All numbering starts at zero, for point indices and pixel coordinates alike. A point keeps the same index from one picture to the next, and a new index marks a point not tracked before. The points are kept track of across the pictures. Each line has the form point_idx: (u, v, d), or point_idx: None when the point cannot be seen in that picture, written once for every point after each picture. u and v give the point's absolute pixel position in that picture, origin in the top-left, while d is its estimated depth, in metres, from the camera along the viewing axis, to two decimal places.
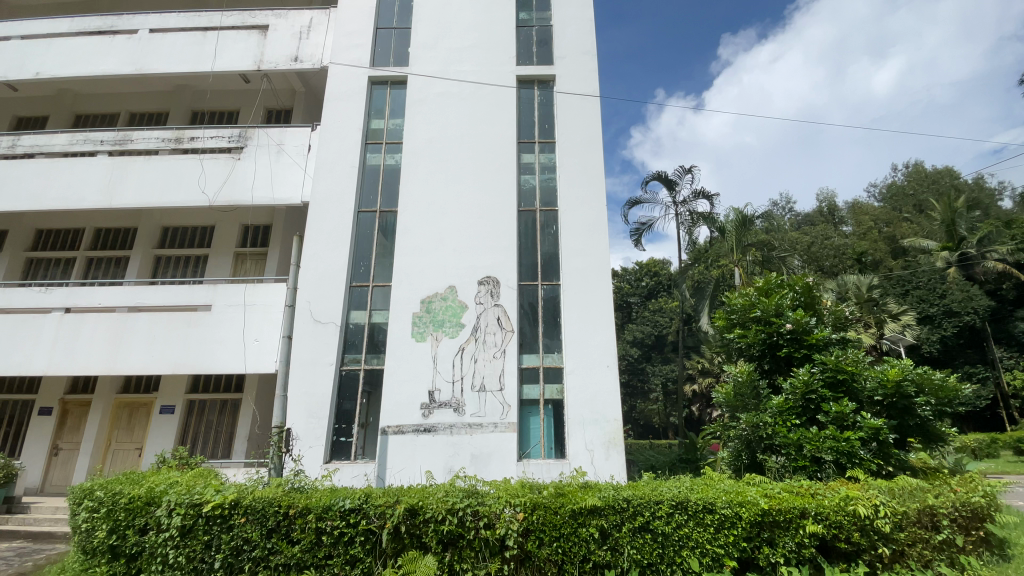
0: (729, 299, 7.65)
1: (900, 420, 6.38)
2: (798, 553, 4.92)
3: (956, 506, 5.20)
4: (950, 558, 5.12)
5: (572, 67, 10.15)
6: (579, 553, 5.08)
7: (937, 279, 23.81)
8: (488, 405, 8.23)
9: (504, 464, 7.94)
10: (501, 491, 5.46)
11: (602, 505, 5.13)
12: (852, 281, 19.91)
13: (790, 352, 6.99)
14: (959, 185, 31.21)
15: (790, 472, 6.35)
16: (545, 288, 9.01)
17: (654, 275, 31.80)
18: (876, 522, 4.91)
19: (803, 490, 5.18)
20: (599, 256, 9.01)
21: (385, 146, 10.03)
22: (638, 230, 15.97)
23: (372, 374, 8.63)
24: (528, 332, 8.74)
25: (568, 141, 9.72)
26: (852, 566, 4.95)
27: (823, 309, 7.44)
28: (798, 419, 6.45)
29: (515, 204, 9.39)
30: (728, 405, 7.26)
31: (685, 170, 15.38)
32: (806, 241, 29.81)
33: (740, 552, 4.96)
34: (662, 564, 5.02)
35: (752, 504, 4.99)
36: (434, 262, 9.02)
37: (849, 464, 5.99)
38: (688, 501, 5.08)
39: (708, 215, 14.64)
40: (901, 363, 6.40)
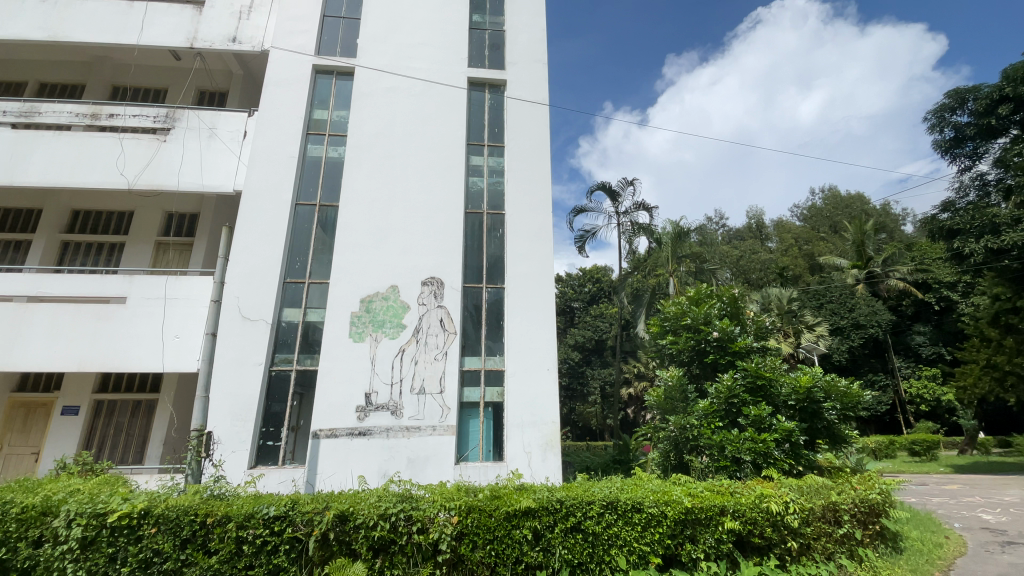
0: (663, 307, 8.04)
1: (811, 424, 6.92)
2: (717, 549, 5.19)
3: (855, 502, 5.71)
4: (849, 551, 5.59)
5: (522, 74, 10.27)
6: (512, 555, 5.10)
7: (848, 294, 26.21)
8: (426, 408, 8.11)
9: (441, 467, 7.84)
10: (435, 494, 5.39)
11: (535, 506, 5.20)
12: (774, 294, 21.69)
13: (716, 359, 7.42)
14: (868, 210, 34.35)
15: (712, 471, 6.73)
16: (489, 291, 9.02)
17: (596, 281, 32.72)
18: (786, 518, 5.25)
19: (723, 489, 5.50)
20: (543, 262, 9.13)
21: (329, 138, 9.69)
22: (582, 238, 16.34)
23: (304, 375, 8.27)
24: (470, 334, 8.71)
25: (516, 146, 9.82)
26: (764, 559, 5.28)
27: (747, 320, 7.94)
28: (721, 422, 6.84)
29: (462, 206, 9.34)
30: (659, 408, 7.68)
31: (628, 182, 15.90)
32: (735, 255, 31.78)
33: (664, 549, 5.17)
34: (591, 563, 5.13)
35: (676, 503, 5.22)
36: (375, 260, 8.79)
37: (764, 463, 6.42)
38: (617, 501, 5.23)
39: (647, 227, 15.32)
40: (812, 371, 6.95)
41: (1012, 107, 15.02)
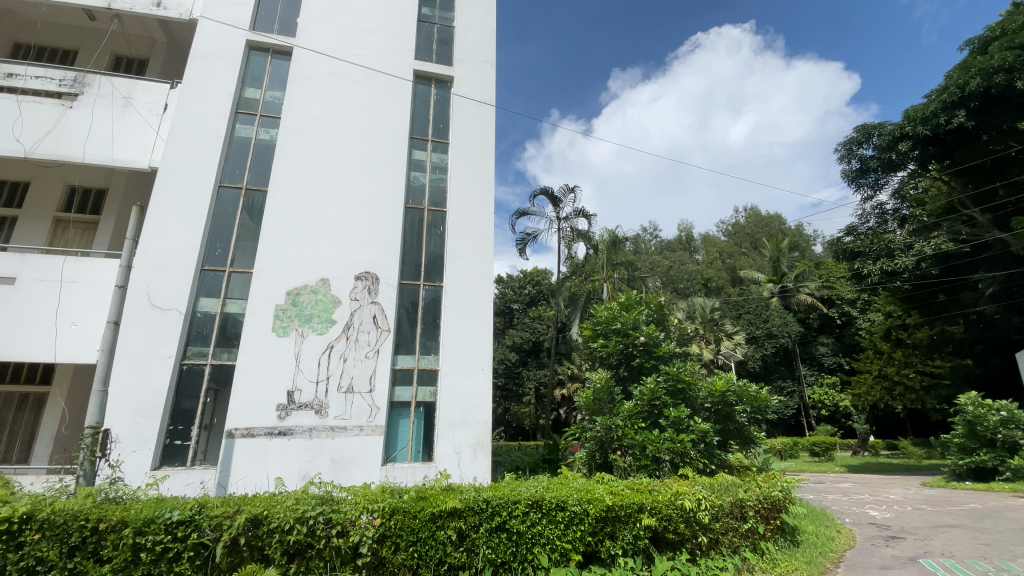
0: (595, 311, 8.34)
1: (723, 425, 7.42)
2: (634, 545, 5.38)
3: (759, 499, 6.16)
4: (753, 543, 6.02)
5: (470, 72, 10.22)
6: (435, 556, 5.02)
7: (763, 306, 28.53)
8: (354, 407, 7.84)
9: (366, 468, 7.60)
10: (358, 496, 5.21)
11: (461, 507, 5.16)
12: (699, 303, 23.01)
13: (642, 362, 7.78)
14: (784, 230, 37.40)
15: (633, 470, 7.02)
16: (426, 289, 8.87)
17: (536, 284, 33.16)
18: (698, 514, 5.55)
19: (643, 488, 5.73)
20: (483, 262, 9.13)
21: (260, 119, 9.14)
22: (523, 240, 16.52)
23: (221, 370, 7.74)
24: (404, 332, 8.53)
25: (461, 144, 9.76)
26: (677, 553, 5.55)
27: (671, 326, 8.38)
28: (644, 423, 7.16)
29: (402, 200, 9.13)
30: (587, 408, 7.91)
31: (569, 188, 16.27)
32: (666, 265, 33.45)
33: (585, 546, 5.28)
34: (514, 562, 5.17)
35: (598, 501, 5.36)
36: (306, 251, 8.40)
37: (681, 462, 6.78)
38: (542, 500, 5.30)
39: (585, 233, 15.78)
40: (727, 376, 7.46)
41: (910, 145, 16.83)
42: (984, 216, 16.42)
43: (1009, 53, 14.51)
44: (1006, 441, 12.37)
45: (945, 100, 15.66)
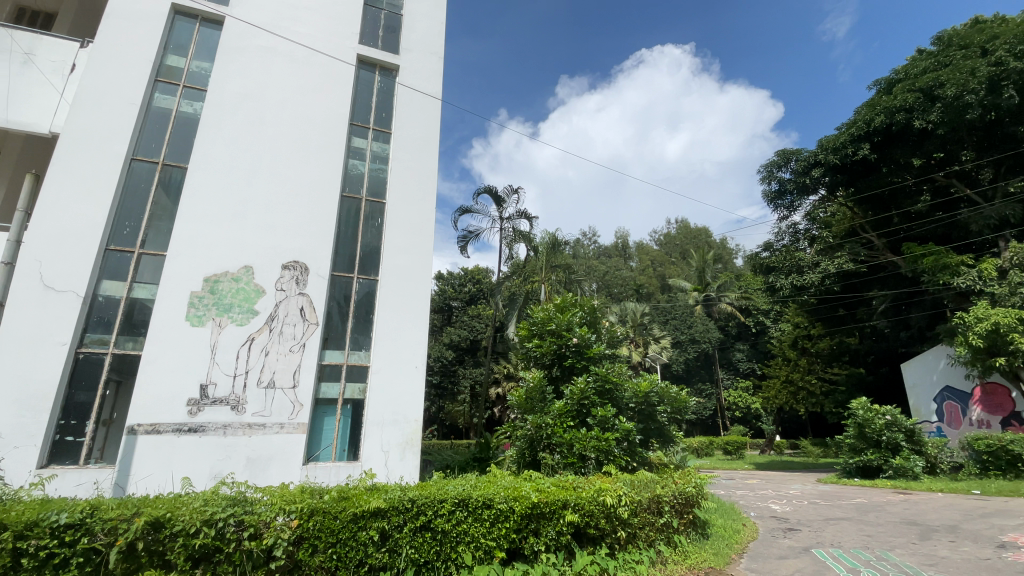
0: (532, 311, 8.51)
1: (645, 424, 7.77)
2: (556, 541, 5.48)
3: (674, 494, 6.51)
4: (667, 537, 6.33)
5: (416, 63, 10.03)
6: (355, 557, 4.85)
7: (688, 313, 30.40)
8: (274, 403, 7.44)
9: (285, 468, 7.24)
10: (275, 497, 4.96)
11: (385, 507, 5.01)
12: (630, 308, 24.23)
13: (573, 362, 7.98)
14: (710, 243, 39.87)
15: (561, 467, 7.19)
16: (360, 283, 8.59)
17: (476, 282, 33.11)
18: (618, 509, 5.76)
19: (568, 485, 5.86)
20: (421, 257, 8.98)
21: (183, 90, 8.45)
22: (464, 238, 16.44)
23: (124, 361, 7.08)
24: (334, 326, 8.21)
25: (403, 135, 9.54)
26: (597, 548, 5.72)
27: (602, 329, 8.67)
28: (572, 421, 7.36)
29: (337, 188, 8.78)
30: (519, 407, 8.01)
31: (513, 189, 16.37)
32: (602, 270, 34.55)
33: (509, 543, 5.30)
34: (437, 561, 5.09)
35: (524, 498, 5.40)
36: (229, 235, 7.86)
37: (605, 459, 7.02)
38: (469, 498, 5.28)
39: (526, 235, 16.00)
40: (651, 377, 7.86)
41: (823, 171, 18.23)
42: (879, 240, 18.60)
43: (910, 95, 15.89)
44: (889, 442, 13.88)
45: (853, 133, 17.15)
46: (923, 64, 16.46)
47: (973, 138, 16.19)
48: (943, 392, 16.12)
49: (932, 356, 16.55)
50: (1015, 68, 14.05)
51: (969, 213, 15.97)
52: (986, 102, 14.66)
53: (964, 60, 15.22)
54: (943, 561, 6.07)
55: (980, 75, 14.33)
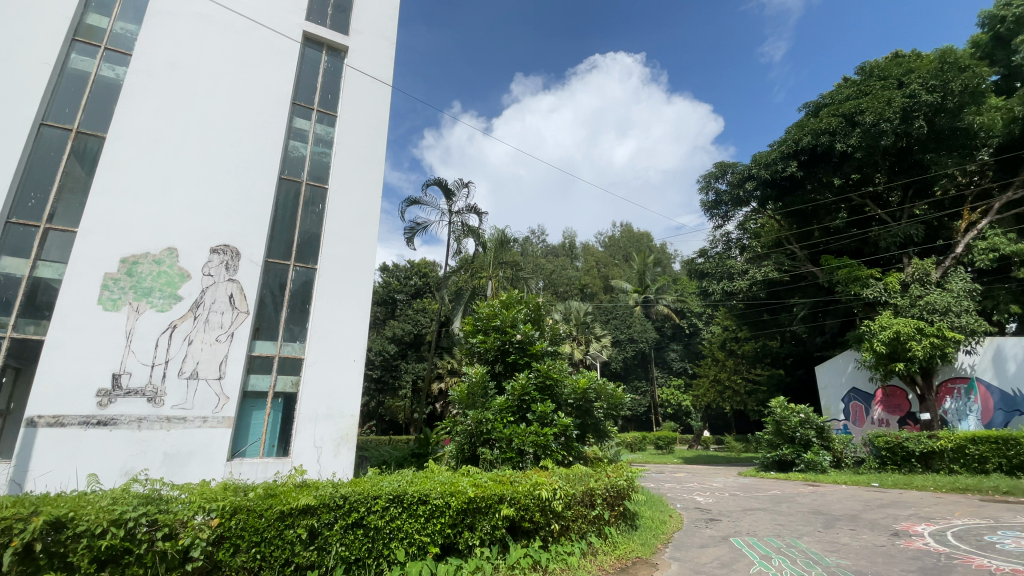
0: (478, 307, 8.52)
1: (582, 420, 7.95)
2: (492, 535, 5.50)
3: (607, 487, 6.72)
4: (599, 528, 6.55)
5: (366, 46, 9.69)
6: (280, 557, 4.66)
7: (628, 313, 31.55)
8: (197, 395, 6.99)
9: (207, 464, 6.82)
10: (194, 495, 4.67)
11: (315, 504, 4.82)
12: (574, 307, 24.92)
13: (516, 359, 8.07)
14: (652, 247, 41.50)
15: (499, 462, 7.25)
16: (297, 271, 8.22)
17: (423, 275, 32.66)
18: (553, 503, 5.86)
19: (505, 480, 5.90)
20: (363, 247, 8.70)
21: (104, 52, 7.70)
22: (411, 230, 16.12)
23: (24, 346, 6.39)
24: (267, 315, 7.82)
25: (349, 120, 9.20)
26: (530, 541, 5.82)
27: (546, 327, 8.78)
28: (512, 417, 7.44)
29: (276, 170, 8.34)
30: (460, 402, 7.98)
31: (463, 183, 16.23)
32: (549, 268, 35.08)
33: (444, 539, 5.24)
34: (369, 559, 4.94)
35: (461, 493, 5.36)
36: (151, 214, 7.28)
37: (543, 454, 7.15)
38: (404, 494, 5.14)
39: (475, 230, 15.92)
40: (589, 374, 8.02)
41: (756, 184, 19.35)
42: (801, 252, 19.93)
43: (833, 119, 17.04)
44: (803, 438, 15.08)
45: (783, 151, 18.36)
46: (847, 92, 17.87)
47: (886, 163, 17.76)
48: (850, 393, 17.63)
49: (842, 359, 18.02)
50: (924, 102, 15.71)
51: (879, 231, 17.63)
52: (898, 129, 16.18)
53: (882, 90, 16.66)
54: (843, 548, 6.69)
55: (896, 105, 15.79)
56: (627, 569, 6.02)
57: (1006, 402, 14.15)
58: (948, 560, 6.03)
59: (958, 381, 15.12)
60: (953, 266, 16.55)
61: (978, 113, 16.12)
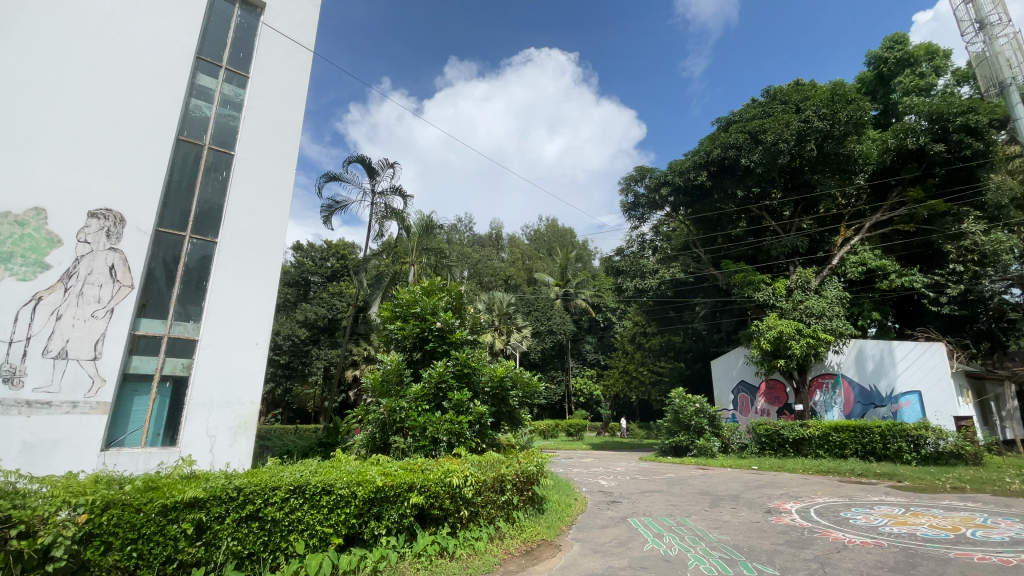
0: (398, 293, 8.28)
1: (498, 407, 8.02)
2: (399, 524, 5.40)
3: (518, 473, 6.86)
4: (507, 513, 6.67)
5: (287, 5, 8.97)
6: (161, 554, 4.25)
7: (548, 306, 32.41)
8: (66, 377, 6.17)
9: (76, 454, 6.06)
10: (57, 488, 4.15)
11: (204, 496, 4.44)
12: (497, 298, 25.33)
13: (434, 347, 7.97)
14: (574, 242, 42.89)
15: (412, 451, 7.15)
16: (193, 244, 7.45)
17: (341, 257, 31.32)
18: (463, 490, 5.87)
19: (416, 468, 5.80)
20: (272, 222, 8.07)
21: None
22: (330, 208, 15.30)
23: None
24: (156, 291, 7.04)
25: (262, 84, 8.48)
26: (438, 528, 5.80)
27: (467, 315, 8.73)
28: (427, 405, 7.37)
29: (174, 130, 7.48)
30: (373, 389, 7.76)
31: (389, 163, 15.66)
32: (474, 258, 35.05)
33: (348, 529, 5.06)
34: (264, 553, 4.66)
35: (369, 482, 5.21)
36: (14, 168, 6.26)
37: (457, 441, 7.16)
38: (307, 484, 4.90)
39: (399, 213, 15.47)
40: (507, 362, 8.08)
41: (670, 190, 20.86)
42: (706, 255, 21.65)
43: (740, 135, 18.56)
44: (696, 426, 16.48)
45: (696, 161, 19.75)
46: (753, 112, 19.56)
47: (782, 180, 19.50)
48: (739, 385, 19.49)
49: (733, 355, 19.80)
50: (815, 127, 17.50)
51: (772, 241, 19.61)
52: (793, 150, 17.89)
53: (783, 113, 18.44)
54: (724, 525, 7.41)
55: (793, 128, 17.53)
56: (531, 552, 6.22)
57: (864, 396, 16.34)
58: (810, 533, 6.89)
59: (826, 377, 17.30)
60: (829, 275, 18.83)
61: (858, 142, 18.29)
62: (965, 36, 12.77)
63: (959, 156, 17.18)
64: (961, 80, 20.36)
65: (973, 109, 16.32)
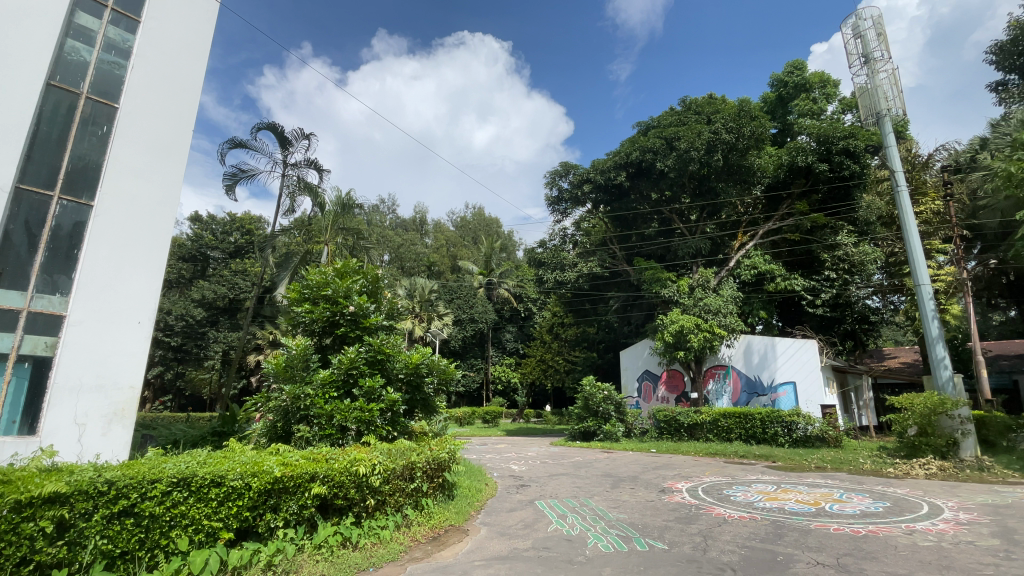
0: (307, 274, 7.84)
1: (411, 395, 7.85)
2: (298, 515, 5.16)
3: (429, 460, 6.80)
4: (416, 501, 6.61)
5: None
6: (11, 557, 3.73)
7: (471, 294, 32.44)
8: None
9: None
10: None
11: (68, 491, 3.93)
12: (419, 284, 25.03)
13: (346, 332, 7.66)
14: (500, 232, 43.13)
15: (316, 440, 6.84)
16: (64, 206, 6.48)
17: (246, 233, 29.01)
18: (369, 478, 5.72)
19: (319, 457, 5.56)
20: (163, 187, 7.22)
21: None
22: (234, 177, 14.07)
23: None
24: (13, 257, 6.07)
25: (156, 32, 7.53)
26: (342, 518, 5.62)
27: (383, 300, 8.44)
28: (335, 392, 7.09)
29: (42, 73, 6.44)
30: (275, 374, 7.33)
31: (303, 134, 14.70)
32: (397, 242, 34.48)
33: (240, 523, 4.74)
34: (140, 551, 4.23)
35: (265, 473, 4.90)
36: None
37: (366, 430, 6.96)
38: (193, 476, 4.48)
39: (313, 188, 14.57)
40: (424, 349, 7.91)
41: (591, 187, 21.62)
42: (621, 252, 22.77)
43: (657, 140, 19.61)
44: (604, 412, 17.42)
45: (617, 161, 20.62)
46: (671, 119, 20.74)
47: (690, 186, 20.85)
48: (643, 374, 20.82)
49: (640, 346, 21.08)
50: (723, 140, 18.93)
51: (680, 242, 21.04)
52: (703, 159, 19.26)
53: (696, 123, 19.76)
54: (623, 504, 7.92)
55: (704, 138, 18.85)
56: (439, 538, 6.24)
57: (750, 385, 18.19)
58: (697, 510, 7.56)
59: (718, 368, 19.00)
60: (726, 276, 20.69)
61: (758, 156, 20.01)
62: (853, 68, 14.35)
63: (839, 176, 19.34)
64: (846, 108, 23.05)
65: (852, 135, 18.56)
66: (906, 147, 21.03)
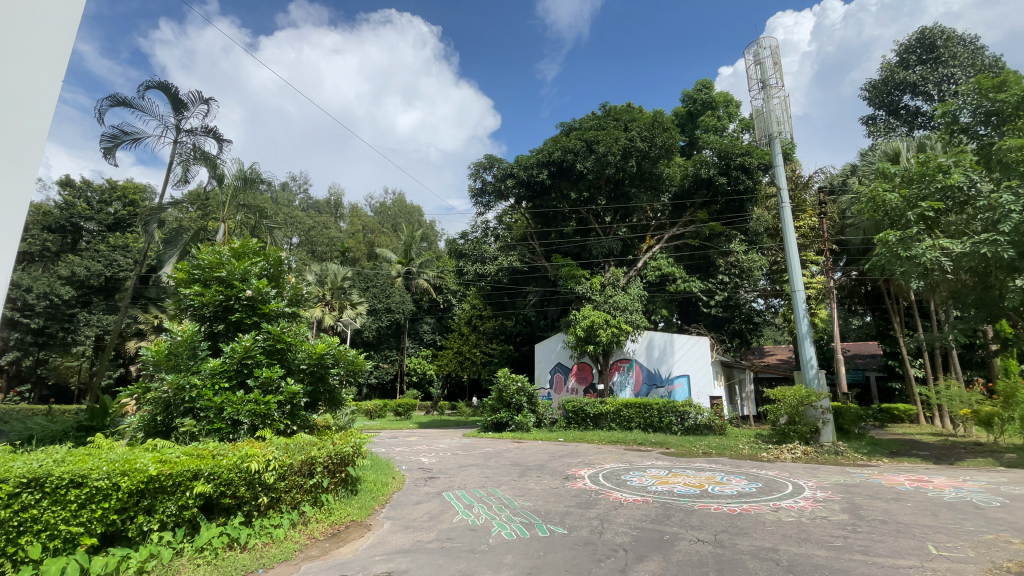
0: (198, 252, 7.15)
1: (314, 387, 7.40)
2: (176, 517, 4.71)
3: (331, 455, 6.51)
4: (315, 498, 6.31)
5: None
6: None
7: (388, 284, 31.51)
8: None
9: None
10: None
11: None
12: (331, 270, 24.00)
13: (241, 318, 7.10)
14: (421, 221, 42.25)
15: (202, 435, 6.31)
16: None
17: (130, 204, 25.74)
18: (262, 475, 5.35)
19: (205, 453, 5.12)
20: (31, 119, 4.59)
21: None
22: (115, 139, 12.42)
23: None
24: None
25: None
26: (229, 518, 5.22)
27: (286, 285, 7.90)
28: (227, 383, 6.56)
29: None
30: (155, 363, 6.67)
31: (202, 98, 13.30)
32: (309, 225, 33.74)
33: (106, 527, 4.22)
34: None
35: (138, 472, 4.40)
36: None
37: (261, 424, 6.51)
38: (47, 476, 3.92)
39: (211, 159, 13.29)
40: (330, 339, 7.47)
41: (515, 183, 21.82)
42: (540, 248, 23.30)
43: (578, 142, 20.28)
44: (516, 403, 17.83)
45: (540, 159, 20.99)
46: (593, 122, 21.49)
47: (606, 189, 21.79)
48: (555, 367, 21.50)
49: (553, 340, 21.72)
50: (637, 147, 19.99)
51: (594, 241, 22.06)
52: (619, 163, 20.15)
53: (614, 129, 20.67)
54: (528, 493, 8.16)
55: (620, 143, 19.76)
56: (337, 534, 6.01)
57: (650, 377, 19.50)
58: (596, 495, 7.98)
59: (623, 361, 20.05)
60: (635, 276, 21.99)
61: (667, 165, 21.39)
62: (752, 92, 15.85)
63: (735, 190, 21.13)
64: (744, 128, 25.35)
65: (749, 152, 20.34)
66: (791, 167, 23.58)
